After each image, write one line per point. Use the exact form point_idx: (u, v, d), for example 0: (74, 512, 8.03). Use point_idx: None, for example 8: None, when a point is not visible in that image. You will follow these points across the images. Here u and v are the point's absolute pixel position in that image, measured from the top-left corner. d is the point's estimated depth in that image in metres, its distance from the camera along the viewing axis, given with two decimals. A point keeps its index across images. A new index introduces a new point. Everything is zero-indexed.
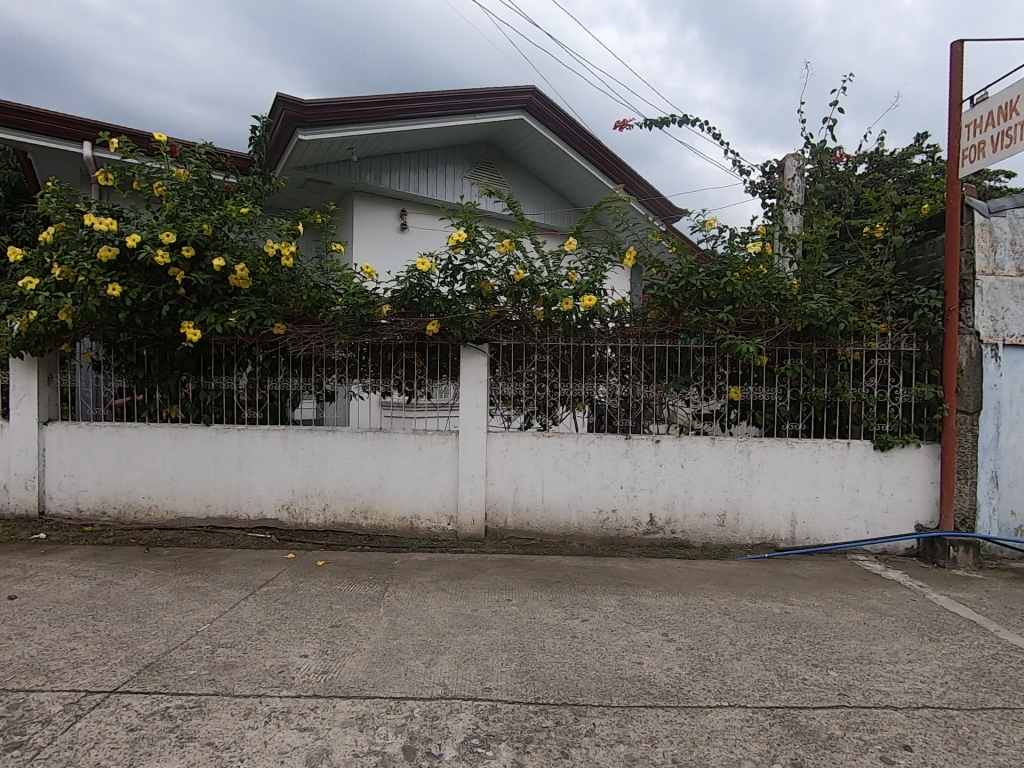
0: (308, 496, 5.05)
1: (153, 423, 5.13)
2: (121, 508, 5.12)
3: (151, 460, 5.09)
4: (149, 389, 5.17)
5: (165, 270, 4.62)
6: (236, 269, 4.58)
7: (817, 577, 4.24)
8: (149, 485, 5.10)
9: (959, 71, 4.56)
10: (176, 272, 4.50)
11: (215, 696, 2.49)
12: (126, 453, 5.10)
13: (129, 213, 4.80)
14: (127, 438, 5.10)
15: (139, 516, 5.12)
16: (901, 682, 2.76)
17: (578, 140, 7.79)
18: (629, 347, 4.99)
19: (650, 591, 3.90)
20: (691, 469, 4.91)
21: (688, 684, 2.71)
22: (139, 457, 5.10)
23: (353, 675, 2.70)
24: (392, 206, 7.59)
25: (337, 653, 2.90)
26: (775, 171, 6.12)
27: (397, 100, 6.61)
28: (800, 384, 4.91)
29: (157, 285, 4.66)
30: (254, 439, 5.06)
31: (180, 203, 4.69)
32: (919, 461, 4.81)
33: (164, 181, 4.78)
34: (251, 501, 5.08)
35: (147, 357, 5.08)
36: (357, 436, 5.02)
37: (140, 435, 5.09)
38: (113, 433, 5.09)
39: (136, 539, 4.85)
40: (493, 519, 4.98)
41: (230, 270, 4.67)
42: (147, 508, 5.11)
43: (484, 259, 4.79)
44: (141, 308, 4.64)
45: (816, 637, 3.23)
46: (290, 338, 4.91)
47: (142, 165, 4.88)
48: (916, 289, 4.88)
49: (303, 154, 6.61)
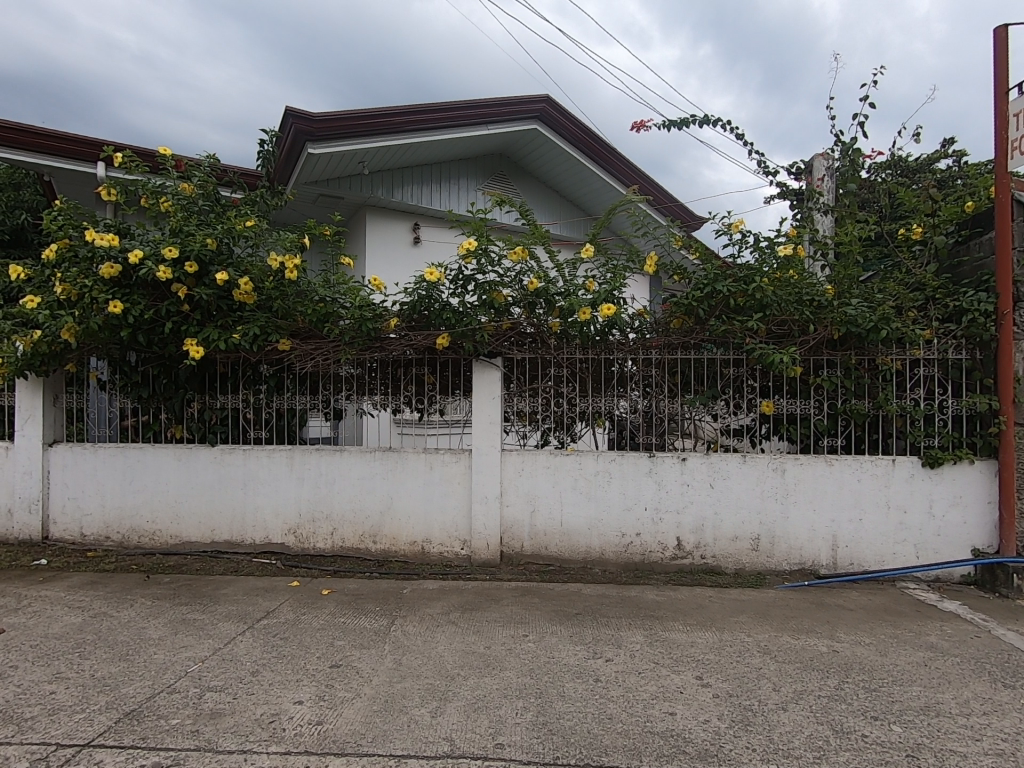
0: (315, 520, 4.83)
1: (158, 444, 4.98)
2: (125, 533, 4.96)
3: (155, 482, 4.93)
4: (154, 409, 5.03)
5: (168, 286, 4.50)
6: (240, 284, 4.42)
7: (865, 609, 3.85)
8: (152, 509, 4.93)
9: (1004, 58, 4.24)
10: (179, 288, 4.37)
11: (197, 752, 2.24)
12: (129, 476, 4.95)
13: (134, 230, 4.71)
14: (131, 460, 4.95)
15: (143, 541, 4.94)
16: (979, 741, 2.39)
17: (594, 148, 7.59)
18: (652, 359, 4.70)
19: (680, 625, 3.56)
20: (721, 489, 4.57)
21: (729, 742, 2.37)
22: (143, 479, 4.94)
23: (351, 727, 2.42)
24: (404, 219, 7.44)
25: (335, 699, 2.63)
26: (802, 172, 5.82)
27: (408, 112, 6.48)
28: (838, 396, 4.55)
29: (160, 302, 4.53)
30: (259, 460, 4.87)
31: (185, 217, 4.58)
32: (973, 479, 4.40)
33: (169, 196, 4.68)
34: (256, 525, 4.87)
35: (152, 376, 4.96)
36: (366, 456, 4.79)
37: (144, 456, 4.94)
38: (117, 455, 4.96)
39: (137, 566, 4.67)
40: (509, 543, 4.69)
41: (234, 284, 4.52)
42: (150, 533, 4.93)
43: (497, 269, 4.58)
44: (144, 325, 4.51)
45: (872, 683, 2.86)
46: (296, 354, 4.72)
47: (148, 181, 4.79)
48: (963, 292, 4.52)
49: (313, 169, 6.52)
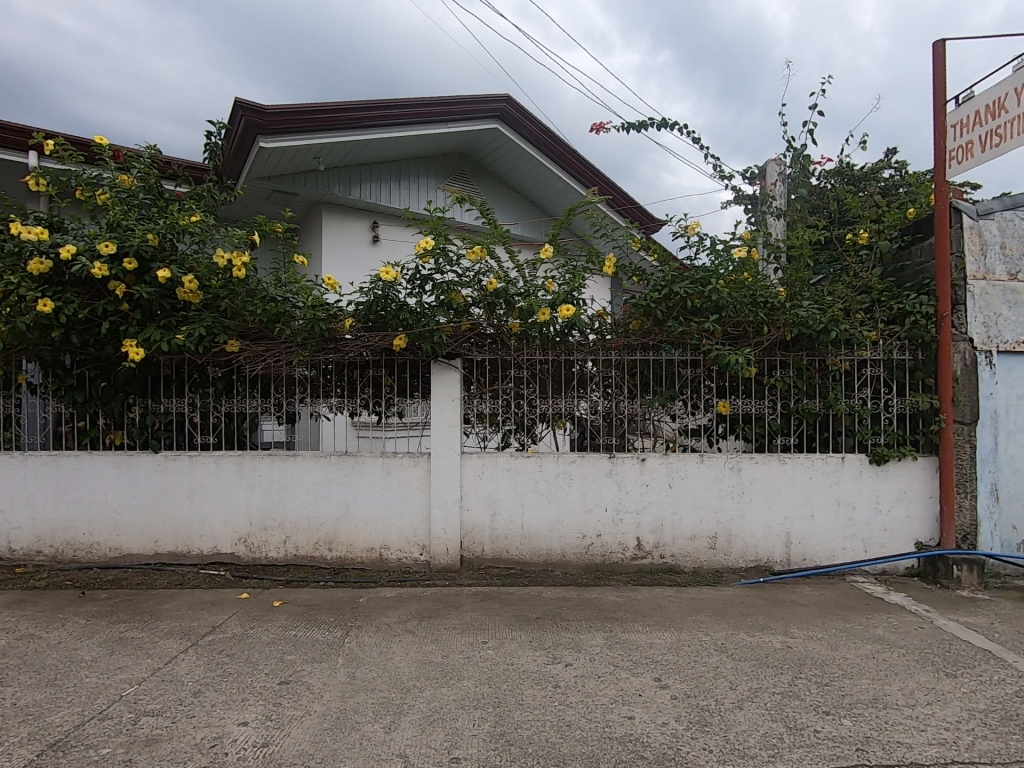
0: (266, 529, 4.64)
1: (95, 451, 4.69)
2: (58, 547, 4.65)
3: (92, 492, 4.64)
4: (91, 413, 4.74)
5: (105, 284, 4.23)
6: (184, 282, 4.20)
7: (817, 604, 3.94)
8: (89, 520, 4.64)
9: (942, 71, 4.44)
10: (117, 285, 4.13)
11: None
12: (63, 485, 4.64)
13: (67, 223, 4.42)
14: (65, 468, 4.64)
15: (79, 555, 4.65)
16: (924, 731, 2.46)
17: (555, 149, 7.60)
18: (611, 360, 4.70)
19: (640, 626, 3.56)
20: (679, 489, 4.61)
21: (686, 744, 2.37)
22: (79, 489, 4.64)
23: (299, 747, 2.31)
24: (362, 217, 7.26)
25: (283, 718, 2.51)
26: (756, 177, 5.95)
27: (365, 107, 6.33)
28: (791, 396, 4.66)
29: (96, 300, 4.27)
30: (207, 466, 4.64)
31: (123, 211, 4.33)
32: (916, 475, 4.57)
33: (106, 188, 4.41)
34: (204, 536, 4.64)
35: (88, 379, 4.66)
36: (320, 461, 4.63)
37: (80, 465, 4.64)
38: (49, 463, 4.64)
39: (72, 582, 4.38)
40: (469, 548, 4.62)
41: (178, 282, 4.29)
42: (87, 546, 4.64)
43: (455, 269, 4.51)
44: (79, 325, 4.24)
45: (823, 677, 2.92)
46: (245, 356, 4.52)
47: (82, 171, 4.51)
48: (906, 295, 4.70)
49: (265, 164, 6.29)
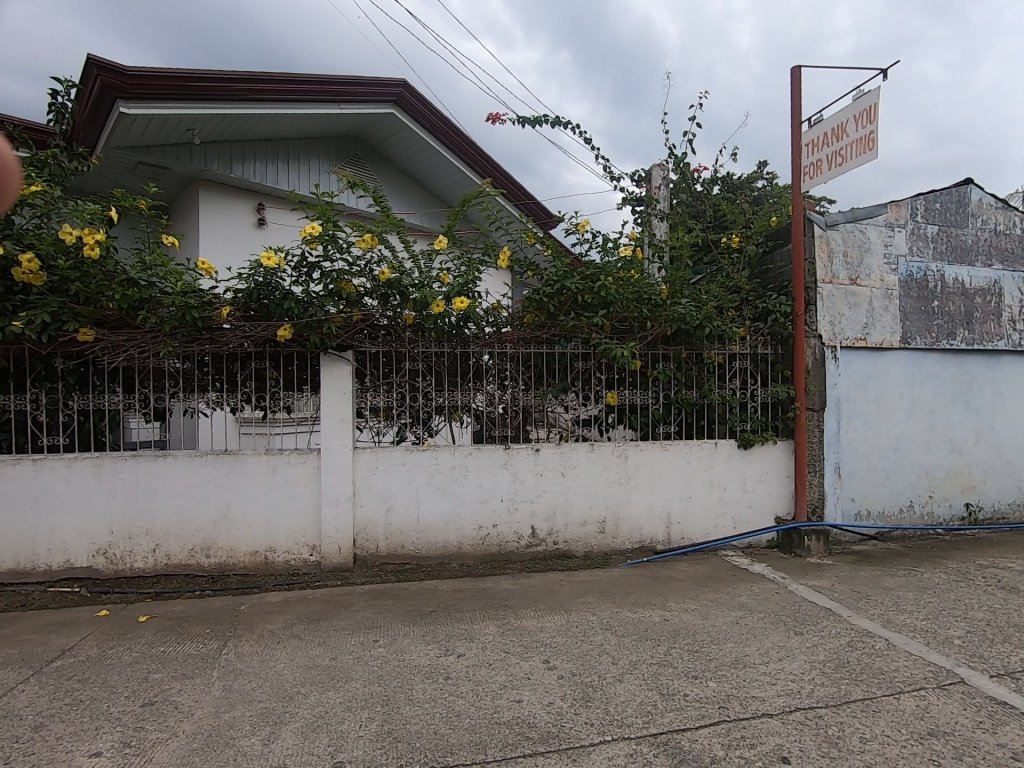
0: (132, 538, 4.20)
1: None
2: None
3: None
4: None
5: None
6: (22, 261, 3.68)
7: (691, 578, 4.29)
8: None
9: (798, 95, 4.94)
10: None
11: None
12: None
13: None
14: None
15: None
16: (775, 684, 2.76)
17: (452, 139, 7.54)
18: (507, 353, 4.77)
19: (531, 611, 3.66)
20: (571, 477, 4.79)
21: (570, 720, 2.47)
22: None
23: None
24: (245, 198, 6.75)
25: (145, 744, 2.29)
26: (643, 180, 6.29)
27: (246, 79, 5.88)
28: (671, 387, 5.00)
29: None
30: (55, 471, 4.10)
31: None
32: (776, 457, 5.11)
33: None
34: (53, 550, 4.11)
35: None
36: (195, 460, 4.26)
37: None
38: None
39: None
40: (362, 545, 4.49)
41: (15, 261, 3.75)
42: None
43: (345, 257, 4.34)
44: None
45: (694, 645, 3.18)
46: (102, 346, 4.05)
47: None
48: (769, 295, 5.22)
49: (128, 132, 5.65)
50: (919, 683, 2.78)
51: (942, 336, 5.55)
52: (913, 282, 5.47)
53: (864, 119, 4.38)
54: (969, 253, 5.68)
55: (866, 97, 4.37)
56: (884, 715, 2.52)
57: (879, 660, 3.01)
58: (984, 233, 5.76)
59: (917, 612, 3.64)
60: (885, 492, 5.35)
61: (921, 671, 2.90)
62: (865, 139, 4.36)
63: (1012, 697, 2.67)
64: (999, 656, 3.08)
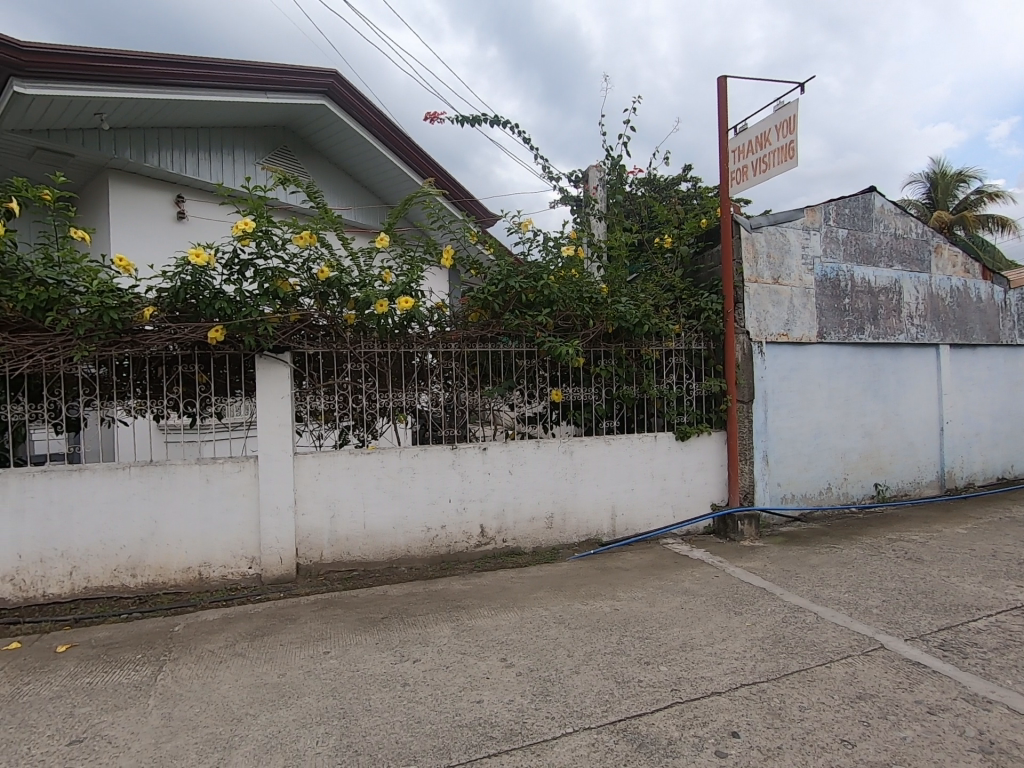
0: (127, 572, 3.96)
1: None
2: None
3: None
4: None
5: None
6: None
7: (637, 567, 4.47)
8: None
9: (726, 103, 5.26)
10: None
11: None
12: None
13: None
14: None
15: None
16: (721, 663, 2.95)
17: (388, 133, 7.16)
18: (451, 352, 4.73)
19: (485, 610, 3.74)
20: (519, 475, 4.83)
21: (532, 716, 2.54)
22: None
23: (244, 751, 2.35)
24: (160, 189, 6.11)
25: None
26: (580, 180, 6.52)
27: (156, 61, 5.26)
28: (613, 382, 5.15)
29: None
30: (73, 477, 3.84)
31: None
32: (711, 446, 5.39)
33: None
34: (67, 561, 3.85)
35: None
36: (182, 465, 4.04)
37: None
38: None
39: None
40: (305, 554, 4.32)
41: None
42: None
43: (281, 254, 4.22)
44: None
45: (644, 631, 3.35)
46: (90, 357, 3.84)
47: None
48: (701, 293, 5.52)
49: (25, 113, 5.00)
50: (847, 652, 3.04)
51: (853, 331, 6.04)
52: (827, 281, 5.91)
53: (784, 130, 4.68)
54: (874, 255, 6.22)
55: (786, 109, 4.68)
56: (819, 684, 2.74)
57: (812, 633, 3.26)
58: (886, 236, 6.31)
59: (840, 586, 3.95)
60: (808, 476, 5.77)
61: (846, 640, 3.16)
62: (786, 149, 4.67)
63: (924, 657, 2.97)
64: (910, 620, 3.42)
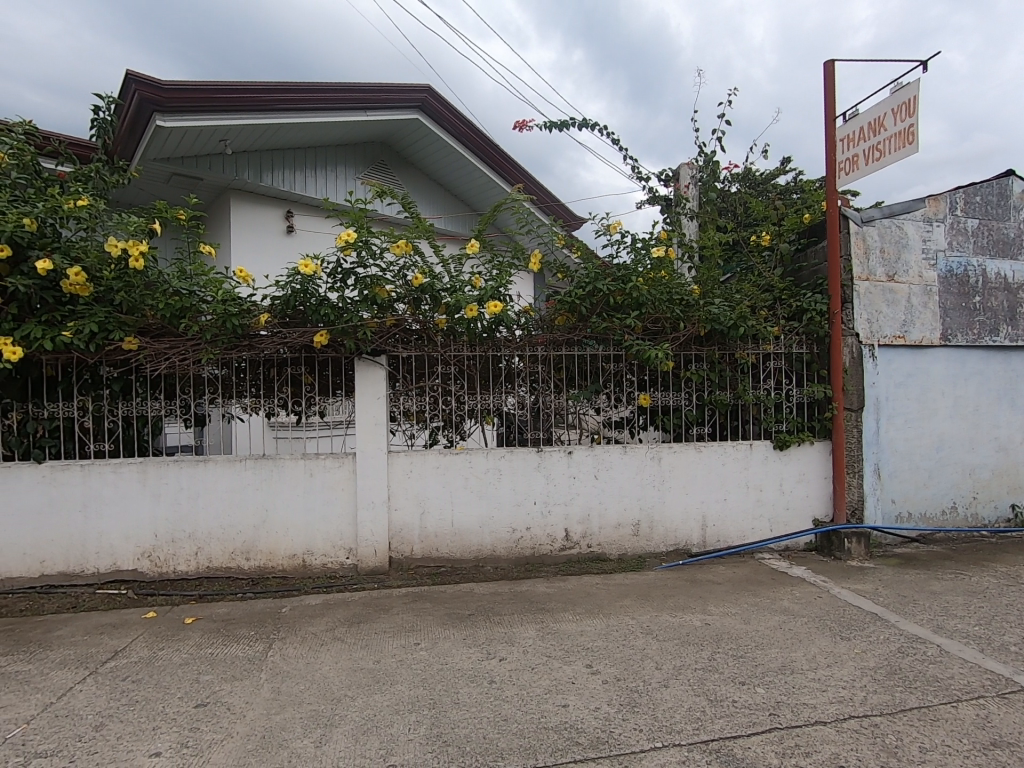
0: (241, 554, 4.34)
1: (106, 461, 4.21)
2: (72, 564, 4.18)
3: (113, 506, 4.21)
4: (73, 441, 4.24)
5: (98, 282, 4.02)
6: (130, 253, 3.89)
7: (730, 581, 4.26)
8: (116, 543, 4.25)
9: (833, 89, 4.91)
10: (79, 284, 3.86)
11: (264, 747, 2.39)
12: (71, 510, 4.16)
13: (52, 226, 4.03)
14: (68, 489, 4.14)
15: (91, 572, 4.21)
16: (826, 691, 2.74)
17: (477, 143, 7.37)
18: (537, 355, 4.77)
19: (570, 615, 3.72)
20: (605, 480, 4.76)
21: (619, 726, 2.49)
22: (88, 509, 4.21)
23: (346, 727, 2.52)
24: (273, 206, 6.67)
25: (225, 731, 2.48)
26: (671, 179, 6.35)
27: (272, 90, 5.79)
28: (705, 387, 4.94)
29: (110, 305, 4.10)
30: (199, 468, 4.28)
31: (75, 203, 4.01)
32: (813, 457, 5.03)
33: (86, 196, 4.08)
34: (193, 542, 4.29)
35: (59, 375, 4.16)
36: (288, 461, 4.37)
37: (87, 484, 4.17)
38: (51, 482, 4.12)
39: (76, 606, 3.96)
40: (397, 548, 4.52)
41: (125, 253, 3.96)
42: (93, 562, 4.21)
43: (379, 263, 4.44)
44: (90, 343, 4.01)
45: (738, 650, 3.18)
46: (216, 359, 4.27)
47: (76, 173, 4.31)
48: (803, 293, 5.17)
49: (165, 144, 5.64)
50: (977, 692, 2.71)
51: (985, 332, 5.40)
52: (953, 278, 5.33)
53: (902, 113, 4.29)
54: (1012, 247, 5.52)
55: (905, 90, 4.29)
56: (943, 725, 2.47)
57: (934, 667, 2.94)
58: None
59: (968, 618, 3.54)
60: (927, 493, 5.22)
61: (976, 679, 2.83)
62: (904, 133, 4.29)
63: None
64: None
